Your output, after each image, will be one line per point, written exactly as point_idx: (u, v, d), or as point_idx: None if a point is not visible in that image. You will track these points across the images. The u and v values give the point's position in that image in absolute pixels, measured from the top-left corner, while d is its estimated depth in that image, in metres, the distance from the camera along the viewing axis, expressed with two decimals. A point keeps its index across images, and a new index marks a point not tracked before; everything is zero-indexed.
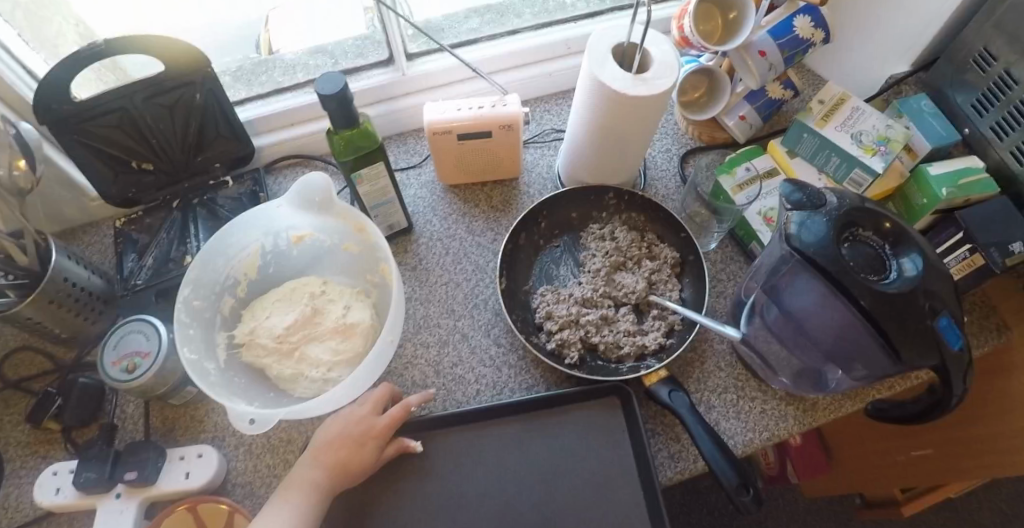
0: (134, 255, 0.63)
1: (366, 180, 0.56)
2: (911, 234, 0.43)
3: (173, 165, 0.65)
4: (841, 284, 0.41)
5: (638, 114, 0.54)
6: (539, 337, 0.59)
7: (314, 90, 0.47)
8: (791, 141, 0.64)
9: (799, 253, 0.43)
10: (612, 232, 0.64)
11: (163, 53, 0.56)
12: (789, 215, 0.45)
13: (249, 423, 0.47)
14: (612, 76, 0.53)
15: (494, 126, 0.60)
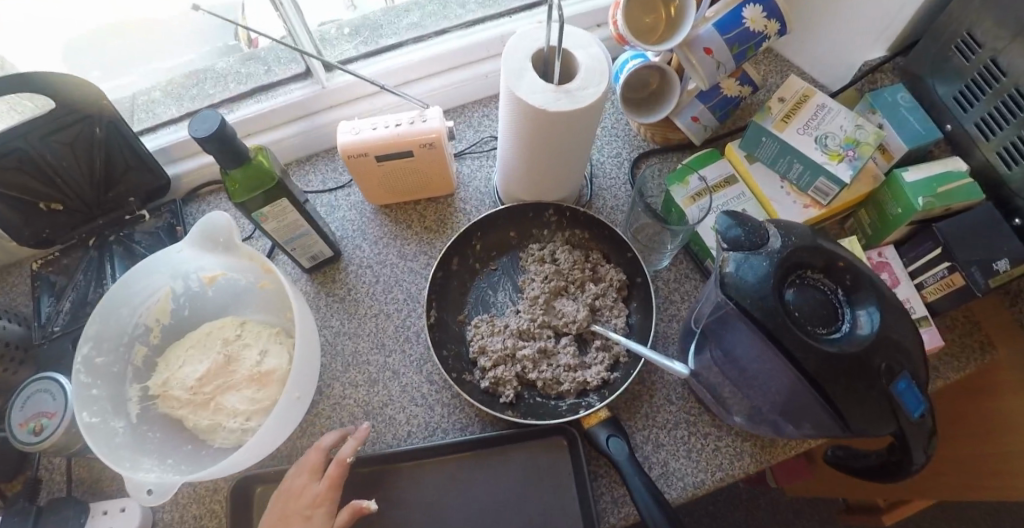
0: (50, 299, 0.60)
1: (270, 217, 0.49)
2: (869, 278, 0.37)
3: (85, 202, 0.61)
4: (779, 342, 0.34)
5: (565, 131, 0.46)
6: (473, 374, 0.54)
7: (188, 134, 0.41)
8: (750, 145, 0.57)
9: (735, 301, 0.36)
10: (552, 253, 0.58)
11: (56, 87, 0.51)
12: (726, 255, 0.38)
13: (148, 494, 0.45)
14: (527, 89, 0.45)
15: (413, 145, 0.53)
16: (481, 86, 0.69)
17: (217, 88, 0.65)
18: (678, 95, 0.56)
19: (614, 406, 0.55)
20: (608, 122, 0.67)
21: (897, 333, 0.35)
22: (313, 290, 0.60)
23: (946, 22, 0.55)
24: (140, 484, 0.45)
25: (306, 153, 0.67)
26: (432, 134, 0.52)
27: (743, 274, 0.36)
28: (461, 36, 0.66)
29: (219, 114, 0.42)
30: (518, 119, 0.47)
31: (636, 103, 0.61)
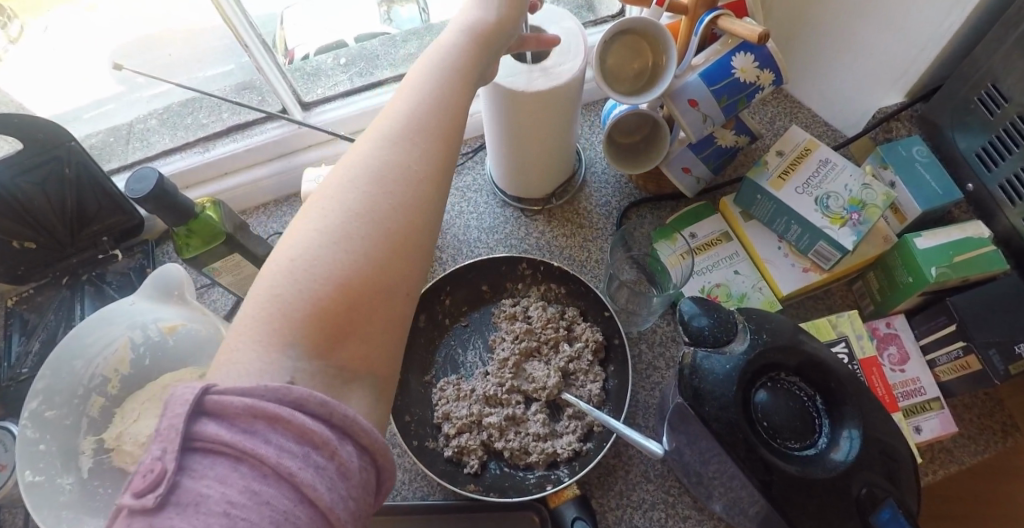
0: (20, 338, 0.59)
1: (223, 270, 0.50)
2: (852, 393, 0.35)
3: (59, 241, 0.60)
4: (742, 460, 0.33)
5: (547, 107, 0.45)
6: (436, 440, 0.50)
7: (124, 193, 0.41)
8: (745, 202, 0.53)
9: (699, 410, 0.35)
10: (525, 309, 0.55)
11: (22, 129, 0.50)
12: (690, 351, 0.37)
13: None
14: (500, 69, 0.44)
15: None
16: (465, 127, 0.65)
17: (211, 118, 0.62)
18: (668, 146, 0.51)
19: (585, 481, 0.50)
20: (597, 167, 0.62)
21: (885, 439, 0.34)
22: None
23: (968, 71, 0.49)
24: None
25: (286, 192, 0.65)
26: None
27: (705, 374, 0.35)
28: None
29: (157, 171, 0.42)
30: (495, 98, 0.45)
31: (627, 150, 0.56)
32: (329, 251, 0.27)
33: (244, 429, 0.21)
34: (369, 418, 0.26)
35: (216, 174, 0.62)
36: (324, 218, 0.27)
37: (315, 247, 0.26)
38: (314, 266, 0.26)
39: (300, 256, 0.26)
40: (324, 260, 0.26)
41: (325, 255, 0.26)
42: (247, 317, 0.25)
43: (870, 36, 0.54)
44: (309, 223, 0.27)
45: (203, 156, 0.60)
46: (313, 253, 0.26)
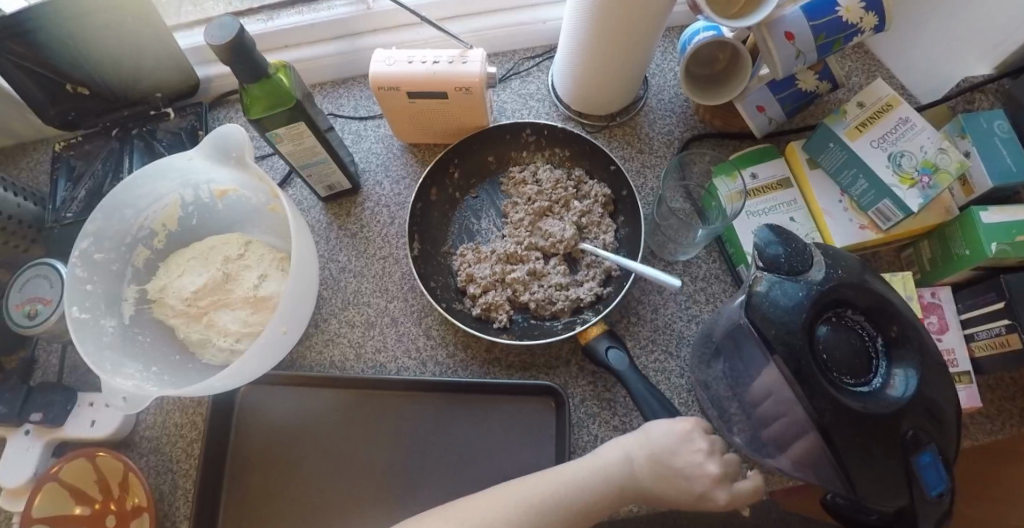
0: (66, 183, 0.59)
1: (287, 139, 0.48)
2: (917, 342, 0.36)
3: (112, 91, 0.58)
4: (805, 384, 0.33)
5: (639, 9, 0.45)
6: (463, 303, 0.52)
7: (205, 40, 0.40)
8: (814, 148, 0.51)
9: (761, 329, 0.36)
10: (533, 174, 0.56)
11: None
12: (758, 275, 0.37)
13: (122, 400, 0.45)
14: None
15: (448, 87, 0.49)
16: (535, 36, 0.61)
17: None
18: (749, 80, 0.49)
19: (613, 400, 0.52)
20: (665, 95, 0.60)
21: (932, 397, 0.34)
22: (327, 221, 0.57)
23: None
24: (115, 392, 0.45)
25: (342, 76, 0.62)
26: (466, 78, 0.48)
27: (772, 301, 0.35)
28: None
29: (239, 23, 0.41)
30: None
31: (699, 80, 0.54)
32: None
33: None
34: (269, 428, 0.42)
35: (272, 47, 0.60)
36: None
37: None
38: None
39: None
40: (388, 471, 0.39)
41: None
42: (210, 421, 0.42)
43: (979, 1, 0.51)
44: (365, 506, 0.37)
45: (264, 27, 0.58)
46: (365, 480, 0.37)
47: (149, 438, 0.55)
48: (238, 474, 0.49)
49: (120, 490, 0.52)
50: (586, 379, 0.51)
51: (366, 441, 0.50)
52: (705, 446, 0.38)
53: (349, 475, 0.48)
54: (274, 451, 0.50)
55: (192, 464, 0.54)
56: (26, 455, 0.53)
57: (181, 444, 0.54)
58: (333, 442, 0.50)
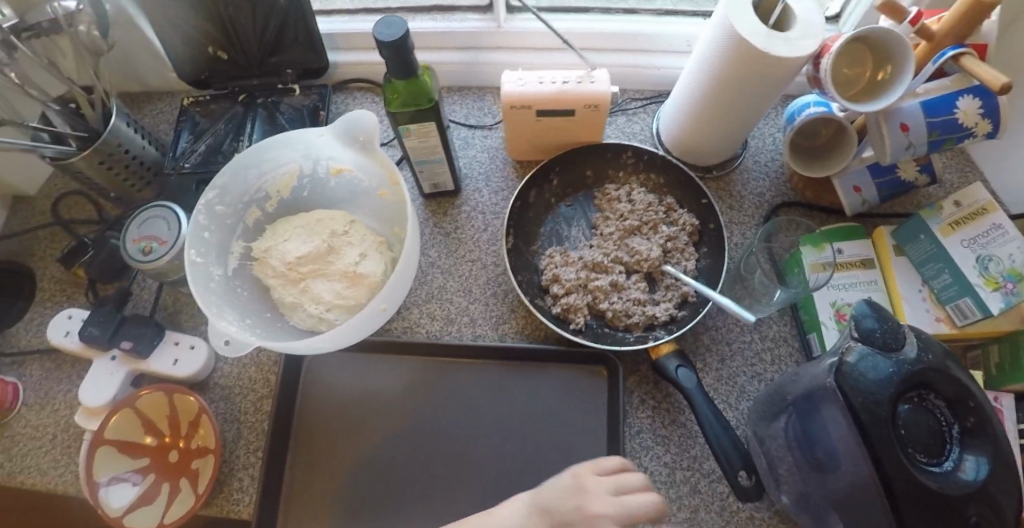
0: (189, 136, 0.63)
1: (413, 134, 0.52)
2: (991, 435, 0.38)
3: (247, 59, 0.62)
4: (878, 453, 0.37)
5: (767, 73, 0.49)
6: (543, 301, 0.55)
7: (372, 35, 0.44)
8: (905, 236, 0.53)
9: (847, 393, 0.39)
10: (628, 194, 0.58)
11: None
12: (851, 344, 0.40)
13: (225, 345, 0.47)
14: (744, 20, 0.47)
15: (578, 104, 0.52)
16: (648, 79, 0.63)
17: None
18: (852, 158, 0.52)
19: (668, 436, 0.54)
20: (762, 158, 0.63)
21: (996, 493, 0.37)
22: (423, 216, 0.61)
23: None
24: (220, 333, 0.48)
25: (459, 85, 0.66)
26: (596, 96, 0.51)
27: (864, 372, 0.38)
28: (646, 21, 0.60)
29: (404, 24, 0.45)
30: (728, 46, 0.49)
31: (802, 152, 0.57)
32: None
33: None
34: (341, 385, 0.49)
35: None
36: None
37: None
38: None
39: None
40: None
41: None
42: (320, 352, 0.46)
43: None
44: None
45: None
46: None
47: (223, 385, 0.59)
48: (296, 433, 0.53)
49: (188, 430, 0.56)
50: (646, 412, 0.55)
51: (419, 415, 0.53)
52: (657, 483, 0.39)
53: (400, 448, 0.52)
54: (335, 417, 0.53)
55: (258, 418, 0.57)
56: (111, 379, 0.57)
57: (252, 397, 0.57)
58: (390, 415, 0.53)
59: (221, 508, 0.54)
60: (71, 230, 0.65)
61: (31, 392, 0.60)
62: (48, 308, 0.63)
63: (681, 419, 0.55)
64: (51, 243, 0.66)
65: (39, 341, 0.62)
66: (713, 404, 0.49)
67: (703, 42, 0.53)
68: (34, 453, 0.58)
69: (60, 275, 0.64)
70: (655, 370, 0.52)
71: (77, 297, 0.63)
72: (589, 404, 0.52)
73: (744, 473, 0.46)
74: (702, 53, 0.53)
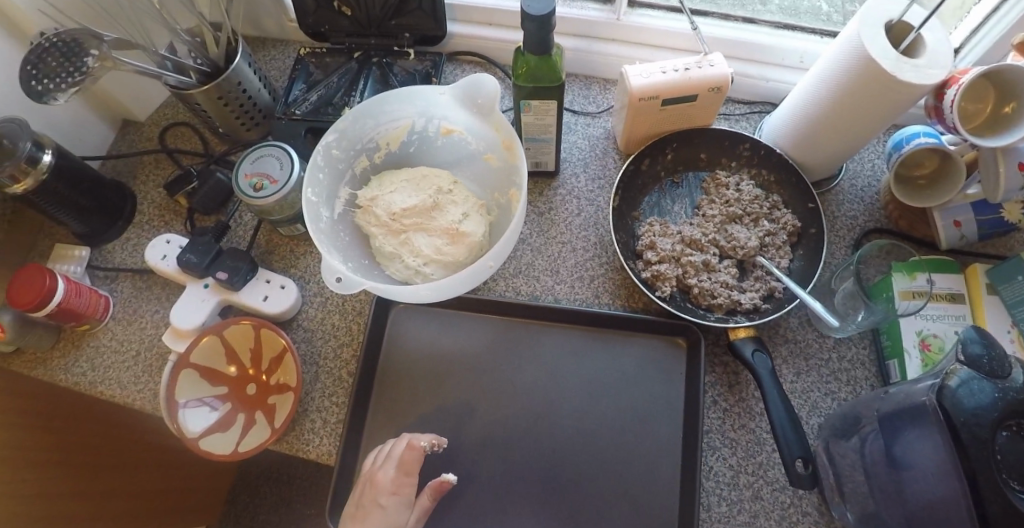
0: (302, 85, 0.66)
1: (533, 110, 0.54)
2: None
3: (367, 17, 0.64)
4: (973, 476, 0.34)
5: (887, 98, 0.50)
6: (635, 264, 0.58)
7: (521, 7, 0.45)
8: (1001, 277, 0.53)
9: (946, 414, 0.36)
10: (737, 183, 0.61)
11: None
12: (955, 367, 0.38)
13: (336, 281, 0.48)
14: (876, 44, 0.48)
15: (702, 89, 0.55)
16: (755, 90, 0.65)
17: None
18: (959, 191, 0.52)
19: (736, 440, 0.55)
20: (859, 182, 0.63)
21: None
22: None
23: None
24: (332, 271, 0.49)
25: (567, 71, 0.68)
26: (719, 79, 0.55)
27: (965, 397, 0.36)
28: (764, 33, 0.63)
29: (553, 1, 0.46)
30: (852, 68, 0.50)
31: (904, 181, 0.58)
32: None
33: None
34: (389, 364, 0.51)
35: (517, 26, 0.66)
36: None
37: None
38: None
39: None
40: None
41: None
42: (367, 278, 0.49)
43: None
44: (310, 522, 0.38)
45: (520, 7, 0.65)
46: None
47: (306, 328, 0.60)
48: (382, 378, 0.57)
49: (269, 365, 0.57)
50: (718, 414, 0.56)
51: (501, 366, 0.57)
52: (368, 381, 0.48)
53: (480, 397, 0.56)
54: (423, 361, 0.58)
55: (336, 364, 0.58)
56: (202, 305, 0.59)
57: (333, 343, 0.59)
58: (473, 365, 0.58)
59: (291, 445, 0.55)
60: (176, 160, 0.68)
61: (121, 308, 0.63)
62: (146, 230, 0.66)
63: (753, 422, 0.55)
64: (157, 170, 0.69)
65: (135, 261, 0.65)
66: (783, 391, 0.51)
67: (825, 60, 0.54)
68: (117, 366, 0.60)
69: (161, 201, 0.67)
70: (729, 350, 0.54)
71: (176, 224, 0.66)
72: (662, 383, 0.56)
73: (803, 462, 0.47)
74: (822, 71, 0.54)
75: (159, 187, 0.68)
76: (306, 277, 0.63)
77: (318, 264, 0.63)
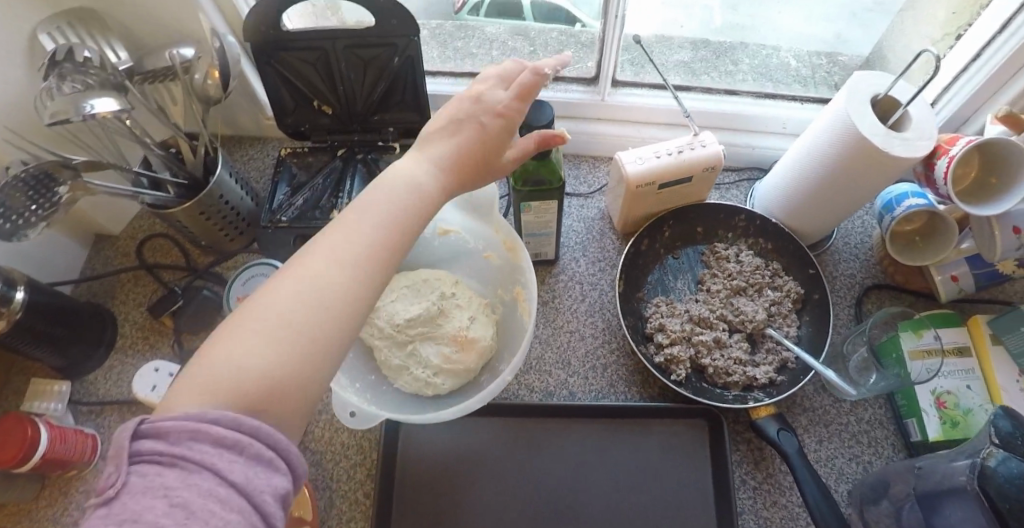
0: (286, 189, 0.63)
1: (532, 210, 0.53)
2: None
3: (350, 114, 0.64)
4: None
5: (879, 170, 0.51)
6: (645, 348, 0.58)
7: (524, 119, 0.46)
8: (1004, 328, 0.54)
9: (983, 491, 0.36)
10: (736, 254, 0.62)
11: (375, 9, 0.53)
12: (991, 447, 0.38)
13: (350, 416, 0.48)
14: (865, 119, 0.49)
15: (695, 170, 0.57)
16: (740, 156, 0.71)
17: (504, 61, 0.69)
18: (954, 248, 0.53)
19: (768, 519, 0.54)
20: (851, 240, 0.65)
21: None
22: None
23: None
24: (344, 405, 0.48)
25: None
26: (711, 158, 0.57)
27: (1003, 475, 0.35)
28: (749, 103, 0.68)
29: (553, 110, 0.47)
30: (840, 143, 0.51)
31: (899, 238, 0.59)
32: (325, 324, 0.28)
33: (174, 442, 0.22)
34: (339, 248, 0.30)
35: None
36: (333, 252, 0.29)
37: (306, 300, 0.28)
38: (305, 297, 0.28)
39: (386, 221, 0.32)
40: (385, 239, 0.31)
41: (288, 383, 0.27)
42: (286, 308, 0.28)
43: None
44: (327, 250, 0.29)
45: None
46: (311, 337, 0.28)
47: (313, 449, 0.57)
48: (399, 497, 0.54)
49: None
50: (748, 493, 0.55)
51: (524, 466, 0.56)
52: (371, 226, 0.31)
53: (504, 502, 0.54)
54: (442, 470, 0.55)
55: (351, 486, 0.56)
56: None
57: (345, 463, 0.56)
58: (495, 469, 0.56)
59: None
60: (157, 276, 0.65)
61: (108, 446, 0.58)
62: (129, 354, 0.62)
63: (783, 498, 0.55)
64: (136, 288, 0.65)
65: (119, 391, 0.60)
66: (813, 470, 0.50)
67: (813, 134, 0.55)
68: None
69: (144, 321, 0.63)
70: (753, 429, 0.54)
71: (162, 346, 0.62)
72: (688, 468, 0.55)
73: None
74: (811, 144, 0.55)
75: (141, 306, 0.64)
76: None
77: None
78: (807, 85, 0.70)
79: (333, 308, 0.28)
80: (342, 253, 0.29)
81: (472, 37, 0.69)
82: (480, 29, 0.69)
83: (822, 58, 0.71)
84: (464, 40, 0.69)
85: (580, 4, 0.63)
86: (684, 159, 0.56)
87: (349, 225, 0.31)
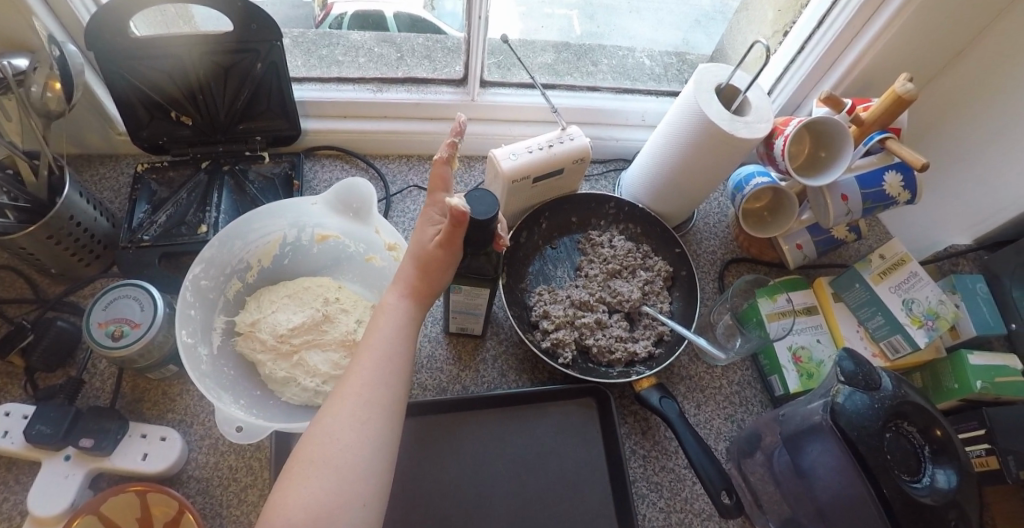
0: (146, 206, 0.60)
1: (463, 291, 0.51)
2: (957, 447, 0.44)
3: (213, 124, 0.61)
4: (878, 485, 0.40)
5: (727, 151, 0.56)
6: (533, 335, 0.59)
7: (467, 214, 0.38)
8: (842, 286, 0.62)
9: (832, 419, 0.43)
10: (609, 240, 0.66)
11: (230, 14, 0.51)
12: (838, 384, 0.45)
13: (236, 431, 0.46)
14: (711, 106, 0.54)
15: (568, 161, 0.60)
16: (608, 149, 0.75)
17: (371, 65, 0.69)
18: (794, 218, 0.59)
19: (659, 483, 0.58)
20: (710, 219, 0.72)
21: (967, 493, 0.42)
22: None
23: None
24: (230, 420, 0.46)
25: (430, 153, 0.72)
26: (580, 150, 0.59)
27: (850, 410, 0.43)
28: (609, 98, 0.73)
29: (490, 194, 0.40)
30: (694, 127, 0.56)
31: (750, 214, 0.65)
32: (357, 446, 0.34)
33: None
34: (364, 378, 0.36)
35: (374, 115, 0.68)
36: (353, 385, 0.36)
37: (339, 430, 0.34)
38: (338, 433, 0.34)
39: (384, 346, 0.38)
40: (388, 359, 0.37)
41: (344, 505, 0.31)
42: (332, 442, 0.33)
43: (951, 186, 0.65)
44: (346, 387, 0.36)
45: (376, 97, 0.67)
46: (350, 462, 0.33)
47: (198, 478, 0.54)
48: None
49: None
50: (640, 461, 0.59)
51: (427, 464, 0.55)
52: (374, 356, 0.37)
53: (408, 507, 0.53)
54: None
55: (243, 511, 0.53)
56: (64, 484, 0.50)
57: (234, 488, 0.54)
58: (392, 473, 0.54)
59: None
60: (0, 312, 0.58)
61: None
62: None
63: (668, 462, 0.59)
64: None
65: None
66: (693, 429, 0.54)
67: (668, 121, 0.59)
68: None
69: None
70: (637, 400, 0.57)
71: (10, 388, 0.56)
72: (583, 445, 0.58)
73: (728, 493, 0.49)
74: (668, 130, 0.59)
75: None
76: (189, 420, 0.57)
77: (201, 403, 0.58)
78: (661, 78, 0.77)
79: (362, 433, 0.34)
80: (359, 384, 0.36)
81: (336, 44, 0.68)
82: (345, 37, 0.68)
83: (672, 57, 0.77)
84: (328, 48, 0.68)
85: (444, 16, 0.66)
86: (553, 152, 0.58)
87: (358, 361, 0.37)
